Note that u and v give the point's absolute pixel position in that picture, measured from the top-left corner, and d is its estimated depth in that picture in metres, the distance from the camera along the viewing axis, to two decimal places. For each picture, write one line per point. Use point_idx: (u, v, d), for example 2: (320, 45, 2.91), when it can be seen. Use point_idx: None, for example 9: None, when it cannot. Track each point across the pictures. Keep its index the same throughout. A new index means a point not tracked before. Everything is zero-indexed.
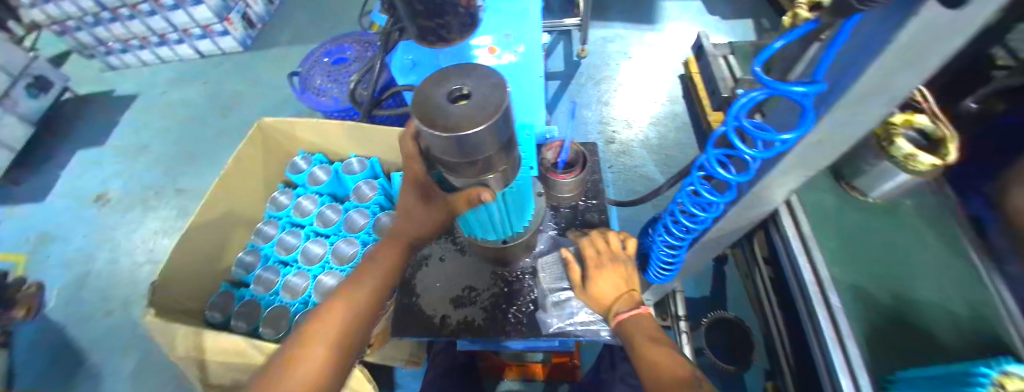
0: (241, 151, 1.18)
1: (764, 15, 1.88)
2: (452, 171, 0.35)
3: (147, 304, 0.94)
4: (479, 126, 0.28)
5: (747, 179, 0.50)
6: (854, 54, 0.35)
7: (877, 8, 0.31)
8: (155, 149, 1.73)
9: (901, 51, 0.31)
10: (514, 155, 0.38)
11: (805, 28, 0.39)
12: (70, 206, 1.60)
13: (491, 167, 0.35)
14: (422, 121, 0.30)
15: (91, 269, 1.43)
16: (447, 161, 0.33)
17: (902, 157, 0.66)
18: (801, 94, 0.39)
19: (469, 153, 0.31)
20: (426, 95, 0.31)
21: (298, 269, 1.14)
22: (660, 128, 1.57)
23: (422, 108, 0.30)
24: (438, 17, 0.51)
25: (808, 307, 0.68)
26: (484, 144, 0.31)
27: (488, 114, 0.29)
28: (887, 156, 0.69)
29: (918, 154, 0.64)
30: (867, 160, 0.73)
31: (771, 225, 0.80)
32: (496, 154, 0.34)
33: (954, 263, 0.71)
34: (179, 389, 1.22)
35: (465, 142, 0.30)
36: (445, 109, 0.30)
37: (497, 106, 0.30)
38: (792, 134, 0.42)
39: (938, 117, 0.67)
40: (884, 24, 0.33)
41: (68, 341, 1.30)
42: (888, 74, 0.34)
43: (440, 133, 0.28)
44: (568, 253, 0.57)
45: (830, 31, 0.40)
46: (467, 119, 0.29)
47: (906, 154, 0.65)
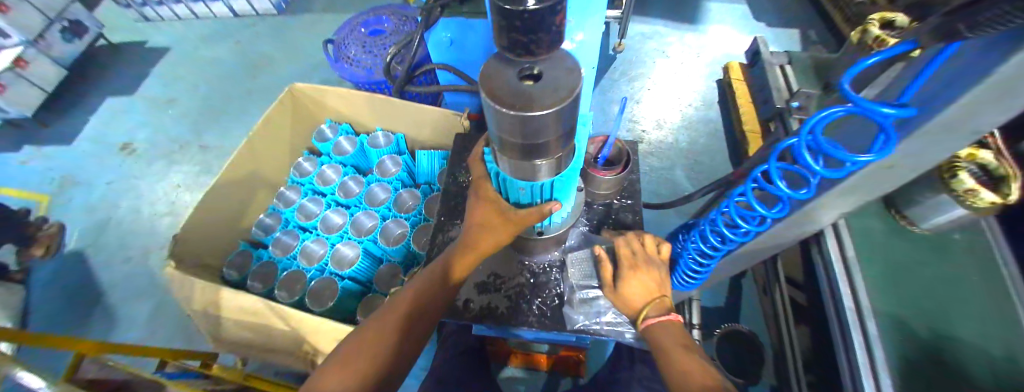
0: (272, 113, 1.19)
1: (814, 26, 1.79)
2: (504, 147, 0.35)
3: (169, 256, 0.97)
4: (548, 110, 0.27)
5: (809, 196, 0.47)
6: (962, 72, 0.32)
7: (1001, 30, 0.28)
8: (183, 103, 1.77)
9: (1004, 81, 0.29)
10: (571, 144, 0.37)
11: (902, 48, 0.42)
12: (98, 152, 1.64)
13: (544, 152, 0.34)
14: (488, 97, 0.29)
15: (113, 215, 1.48)
16: (508, 141, 0.33)
17: (962, 192, 0.63)
18: (888, 115, 0.36)
19: (530, 135, 0.31)
20: (495, 72, 0.30)
21: (317, 236, 1.15)
22: (690, 133, 1.52)
23: (490, 83, 0.29)
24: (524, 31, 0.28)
25: (842, 333, 0.66)
26: (546, 128, 0.30)
27: (560, 99, 0.28)
28: (945, 189, 0.65)
29: (980, 191, 0.61)
30: (922, 191, 0.70)
31: (811, 244, 0.78)
32: (552, 141, 0.33)
33: (1003, 304, 0.66)
34: (189, 338, 1.26)
35: (530, 124, 0.28)
36: (513, 89, 0.29)
37: (570, 90, 0.28)
38: (870, 156, 0.38)
39: (1002, 156, 0.65)
40: (994, 51, 0.30)
41: (86, 282, 1.34)
42: (991, 102, 0.32)
43: (508, 111, 0.28)
44: (603, 250, 0.56)
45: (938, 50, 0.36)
46: (537, 100, 0.28)
47: (967, 189, 0.62)
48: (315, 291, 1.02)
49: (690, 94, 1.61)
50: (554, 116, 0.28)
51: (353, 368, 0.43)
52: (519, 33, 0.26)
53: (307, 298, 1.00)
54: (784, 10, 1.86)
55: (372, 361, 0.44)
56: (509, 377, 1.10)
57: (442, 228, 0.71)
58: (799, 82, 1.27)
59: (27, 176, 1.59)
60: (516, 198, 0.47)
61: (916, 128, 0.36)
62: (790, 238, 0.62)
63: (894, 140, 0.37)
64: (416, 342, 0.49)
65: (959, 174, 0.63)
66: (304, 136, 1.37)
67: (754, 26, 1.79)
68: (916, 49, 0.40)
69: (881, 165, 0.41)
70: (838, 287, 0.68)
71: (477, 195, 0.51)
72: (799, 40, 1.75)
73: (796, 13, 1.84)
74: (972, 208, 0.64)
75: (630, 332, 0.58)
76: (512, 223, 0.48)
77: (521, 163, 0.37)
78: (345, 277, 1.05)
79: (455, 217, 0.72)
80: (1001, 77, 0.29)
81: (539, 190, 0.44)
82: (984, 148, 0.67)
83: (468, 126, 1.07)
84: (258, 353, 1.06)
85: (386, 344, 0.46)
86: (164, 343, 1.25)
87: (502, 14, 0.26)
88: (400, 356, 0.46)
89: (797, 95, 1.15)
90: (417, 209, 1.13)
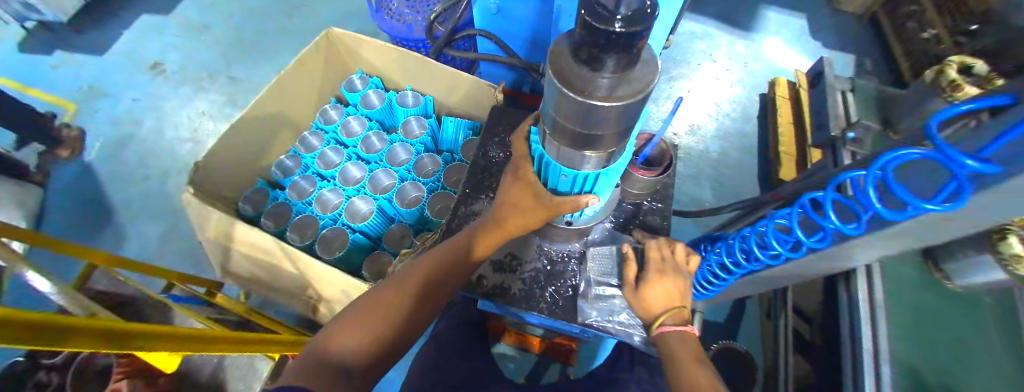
0: (305, 56, 1.16)
1: (872, 54, 1.69)
2: (560, 137, 0.35)
3: (187, 182, 0.96)
4: (616, 102, 0.27)
5: (859, 232, 0.44)
6: None
7: None
8: (217, 32, 1.76)
9: None
10: (625, 141, 0.36)
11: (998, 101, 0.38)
12: (129, 68, 1.65)
13: (595, 146, 0.34)
14: (554, 75, 0.28)
15: (136, 132, 1.51)
16: (562, 125, 0.33)
17: (1009, 256, 0.63)
18: (967, 168, 0.33)
19: (589, 127, 0.30)
20: (565, 50, 0.29)
21: (334, 186, 1.16)
22: (723, 144, 1.47)
23: (558, 61, 0.29)
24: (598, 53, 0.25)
25: (855, 373, 0.73)
26: (608, 122, 0.29)
27: (634, 92, 0.27)
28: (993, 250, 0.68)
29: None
30: (966, 249, 0.75)
31: (840, 280, 0.84)
32: (610, 136, 0.32)
33: None
34: (196, 263, 1.30)
35: (593, 114, 0.28)
36: (588, 80, 0.27)
37: (643, 85, 0.27)
38: (937, 205, 0.36)
39: None
40: None
41: (106, 195, 1.38)
42: None
43: (573, 94, 0.27)
44: (630, 250, 0.56)
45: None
46: (599, 90, 0.28)
47: (1014, 253, 0.62)
48: (326, 237, 1.04)
49: (730, 103, 1.54)
50: (620, 110, 0.28)
51: (373, 325, 0.44)
52: (597, 48, 0.24)
53: (317, 243, 1.03)
54: (844, 31, 1.75)
55: (386, 325, 0.45)
56: (500, 353, 1.11)
57: (466, 201, 0.70)
58: (858, 113, 1.20)
59: (57, 81, 1.60)
60: (553, 183, 0.46)
61: (992, 185, 0.33)
62: (815, 271, 0.61)
63: (966, 189, 0.34)
64: (426, 315, 0.49)
65: (1008, 238, 0.63)
66: (333, 84, 1.35)
67: (812, 45, 1.68)
68: (1015, 104, 0.36)
69: (947, 216, 0.38)
70: (860, 330, 0.75)
71: (515, 175, 0.50)
72: (852, 66, 1.65)
73: (855, 37, 1.74)
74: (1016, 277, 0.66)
75: (639, 335, 0.58)
76: (544, 209, 0.47)
77: (568, 152, 0.37)
78: (356, 230, 1.06)
79: (480, 192, 0.71)
80: None
81: (580, 180, 0.43)
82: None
83: (501, 101, 1.05)
84: (263, 290, 1.10)
85: (399, 312, 0.46)
86: (174, 264, 1.29)
87: (585, 29, 0.24)
88: (411, 324, 0.47)
89: (855, 124, 1.09)
90: (435, 175, 1.12)
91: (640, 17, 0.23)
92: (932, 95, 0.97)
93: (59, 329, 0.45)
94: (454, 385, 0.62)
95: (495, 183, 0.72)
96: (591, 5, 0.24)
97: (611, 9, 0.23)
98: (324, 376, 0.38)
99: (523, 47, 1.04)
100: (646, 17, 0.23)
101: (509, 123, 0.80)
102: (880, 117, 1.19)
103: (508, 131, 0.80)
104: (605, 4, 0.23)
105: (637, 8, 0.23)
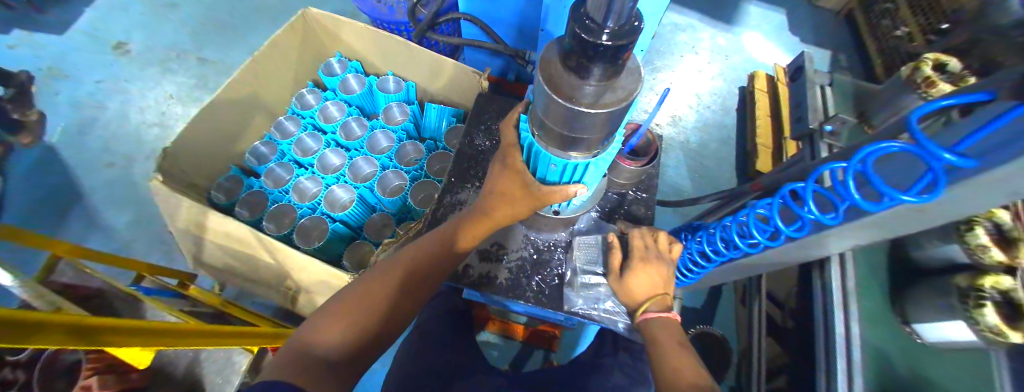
0: (281, 36, 1.11)
1: (845, 50, 1.75)
2: (549, 135, 0.37)
3: (155, 170, 0.91)
4: (602, 108, 0.30)
5: (837, 221, 0.46)
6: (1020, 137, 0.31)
7: None
8: (186, 10, 1.66)
9: None
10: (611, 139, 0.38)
11: (976, 97, 0.40)
12: (90, 47, 1.54)
13: (577, 144, 0.37)
14: (545, 81, 0.31)
15: (99, 116, 1.41)
16: (550, 127, 0.35)
17: (974, 245, 0.71)
18: (944, 162, 0.35)
19: (577, 130, 0.33)
20: (555, 58, 0.31)
21: (312, 174, 1.13)
22: (704, 135, 1.50)
23: (548, 67, 0.31)
24: (587, 62, 0.27)
25: (828, 357, 0.77)
26: (594, 126, 0.32)
27: (619, 100, 0.30)
28: (958, 240, 0.75)
29: (991, 248, 0.69)
30: (931, 239, 0.80)
31: (815, 268, 0.88)
32: (598, 137, 0.35)
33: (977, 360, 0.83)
34: (167, 255, 1.24)
35: (579, 118, 0.31)
36: (577, 89, 0.30)
37: (627, 93, 0.30)
38: (911, 198, 0.38)
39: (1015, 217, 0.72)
40: None
41: (68, 181, 1.29)
42: None
43: (562, 100, 0.30)
44: (615, 239, 0.57)
45: (1010, 103, 0.35)
46: (583, 97, 0.30)
47: (980, 244, 0.70)
48: (305, 227, 1.01)
49: (711, 95, 1.57)
50: (605, 115, 0.31)
51: (361, 314, 0.44)
52: (586, 58, 0.26)
53: (295, 233, 1.00)
54: (820, 26, 1.80)
55: (370, 317, 0.44)
56: (484, 341, 1.12)
57: (451, 190, 0.69)
58: (835, 107, 1.25)
59: (12, 61, 1.47)
60: (542, 174, 0.46)
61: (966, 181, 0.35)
62: (792, 259, 0.63)
63: (940, 182, 0.36)
64: (411, 306, 0.49)
65: (975, 230, 0.71)
66: (311, 68, 1.30)
67: (791, 39, 1.71)
68: (991, 101, 0.38)
69: (915, 208, 0.41)
70: (832, 316, 0.79)
71: (503, 162, 0.49)
72: (827, 61, 1.71)
73: (831, 32, 1.79)
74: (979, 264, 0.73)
75: (623, 322, 0.59)
76: (532, 198, 0.47)
77: (555, 149, 0.39)
78: (336, 219, 1.02)
79: (466, 181, 0.71)
80: None
81: (569, 169, 0.43)
82: (1004, 209, 0.75)
83: (486, 88, 1.03)
84: (240, 281, 1.07)
85: (384, 304, 0.46)
86: (142, 255, 1.23)
87: (577, 41, 0.26)
88: (399, 313, 0.47)
89: (832, 118, 1.12)
90: (418, 164, 1.09)
91: (626, 31, 0.25)
92: (906, 92, 1.01)
93: (16, 331, 0.41)
94: (440, 376, 0.62)
95: (481, 172, 0.72)
96: (581, 20, 0.26)
97: (600, 23, 0.25)
98: (308, 372, 0.37)
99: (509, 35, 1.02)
100: (633, 31, 0.26)
101: (496, 110, 0.79)
102: (856, 110, 1.23)
103: (494, 119, 0.79)
104: (595, 18, 0.26)
105: (626, 23, 0.26)
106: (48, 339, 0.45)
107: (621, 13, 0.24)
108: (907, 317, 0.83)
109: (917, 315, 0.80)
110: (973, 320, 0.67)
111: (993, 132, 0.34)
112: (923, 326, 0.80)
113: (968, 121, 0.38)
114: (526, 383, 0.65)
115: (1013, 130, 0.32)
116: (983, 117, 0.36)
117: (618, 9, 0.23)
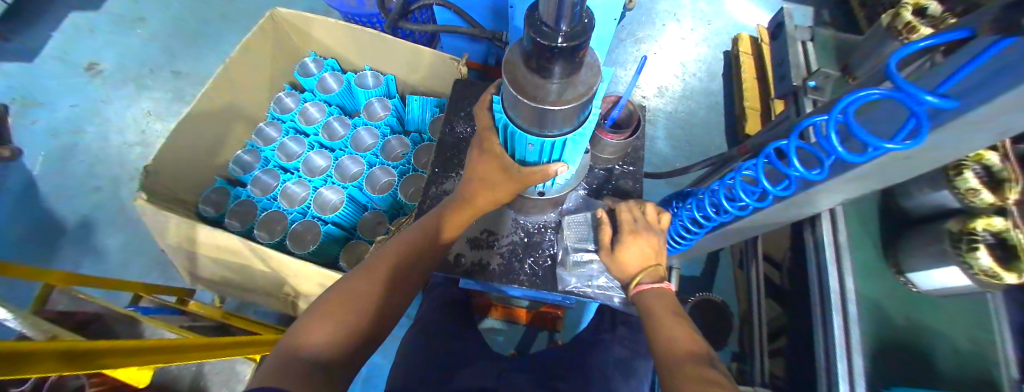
0: (251, 40, 1.07)
1: (827, 6, 1.72)
2: (524, 126, 0.38)
3: (139, 189, 0.89)
4: (565, 104, 0.31)
5: (822, 177, 0.46)
6: (1000, 72, 0.31)
7: None
8: (154, 23, 1.61)
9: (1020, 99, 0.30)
10: (584, 121, 0.38)
11: (956, 35, 0.39)
12: (61, 71, 1.49)
13: (546, 130, 0.37)
14: (511, 83, 0.32)
15: (79, 141, 1.37)
16: (521, 122, 0.37)
17: (964, 189, 0.73)
18: (926, 104, 0.34)
19: (544, 123, 0.35)
20: (519, 60, 0.32)
21: (298, 178, 1.12)
22: (691, 103, 1.49)
23: (513, 68, 0.32)
24: (546, 63, 0.28)
25: (824, 312, 0.78)
26: (560, 118, 0.34)
27: (579, 95, 0.31)
28: (948, 186, 0.75)
29: (981, 190, 0.71)
30: (921, 187, 0.80)
31: (807, 226, 0.88)
32: (567, 125, 0.36)
33: (974, 303, 0.85)
34: (165, 274, 1.23)
35: (547, 115, 0.33)
36: (542, 87, 0.31)
37: (587, 88, 0.32)
38: (896, 145, 0.38)
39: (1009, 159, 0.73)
40: (1011, 71, 0.30)
41: (55, 211, 1.27)
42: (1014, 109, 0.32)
43: (528, 101, 0.32)
44: (604, 215, 0.58)
45: (986, 39, 0.34)
46: (545, 96, 0.31)
47: (969, 187, 0.72)
48: (297, 232, 1.00)
49: (695, 63, 1.55)
50: (570, 110, 0.32)
51: (353, 310, 0.44)
52: (545, 60, 0.27)
53: (287, 239, 0.99)
54: None
55: (361, 313, 0.44)
56: (489, 328, 1.12)
57: (436, 181, 0.69)
58: (818, 62, 1.23)
59: None
60: (524, 156, 0.46)
61: (951, 121, 0.35)
62: (782, 219, 0.64)
63: (925, 127, 0.36)
64: (403, 298, 0.49)
65: (963, 173, 0.73)
66: (286, 71, 1.27)
67: None
68: (971, 37, 0.38)
69: (896, 156, 0.41)
70: (827, 271, 0.80)
71: (482, 148, 0.49)
72: (810, 18, 1.68)
73: None
74: (968, 207, 0.74)
75: (618, 296, 0.59)
76: (515, 181, 0.48)
77: (530, 134, 0.39)
78: (328, 222, 1.01)
79: (450, 170, 0.70)
80: (1015, 95, 0.30)
81: (548, 148, 0.42)
82: (993, 150, 0.75)
83: (465, 74, 1.01)
84: (239, 293, 1.06)
85: (375, 297, 0.46)
86: (139, 276, 1.21)
87: (535, 47, 0.27)
88: (390, 306, 0.47)
89: (816, 73, 1.11)
90: (405, 158, 1.08)
91: (579, 31, 0.26)
92: (887, 39, 0.99)
93: (15, 362, 0.41)
94: (446, 364, 0.62)
95: (463, 160, 0.71)
96: (536, 24, 0.27)
97: (553, 27, 0.26)
98: (301, 374, 0.37)
99: (484, 16, 1.00)
100: (585, 29, 0.27)
101: (476, 95, 0.78)
102: (839, 64, 1.22)
103: (474, 104, 0.78)
104: (548, 22, 0.26)
105: (577, 23, 0.27)
106: (41, 367, 0.43)
107: (571, 15, 0.25)
108: (901, 268, 0.84)
109: (910, 265, 0.81)
110: (966, 264, 0.68)
111: (976, 69, 0.33)
112: (917, 274, 0.80)
113: (950, 60, 0.38)
114: (532, 366, 0.65)
115: (995, 65, 0.31)
116: (964, 56, 0.36)
117: (569, 12, 0.24)
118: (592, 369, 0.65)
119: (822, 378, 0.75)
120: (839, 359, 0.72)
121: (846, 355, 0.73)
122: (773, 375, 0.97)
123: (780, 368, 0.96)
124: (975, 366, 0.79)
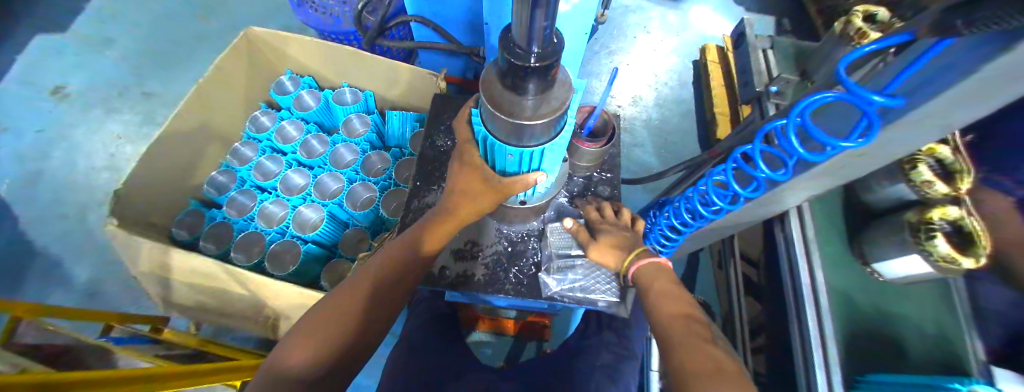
0: (224, 59, 1.06)
1: (787, 15, 1.82)
2: (501, 136, 0.38)
3: (108, 215, 0.86)
4: (539, 119, 0.33)
5: (787, 177, 0.49)
6: (936, 73, 0.34)
7: (973, 36, 0.31)
8: (122, 44, 1.57)
9: (959, 96, 0.33)
10: (559, 132, 0.40)
11: (900, 39, 0.42)
12: (25, 96, 1.43)
13: (523, 140, 0.38)
14: (489, 100, 0.33)
15: (44, 167, 1.31)
16: (499, 134, 0.38)
17: (919, 182, 0.77)
18: (877, 103, 0.37)
19: (519, 135, 0.36)
20: (495, 77, 0.33)
21: (276, 197, 1.09)
22: (664, 111, 1.54)
23: (490, 85, 0.33)
24: (522, 81, 0.29)
25: (799, 305, 0.81)
26: (535, 130, 0.35)
27: (553, 110, 0.33)
28: (905, 179, 0.80)
29: (934, 181, 0.75)
30: (881, 182, 0.85)
31: (777, 223, 0.92)
32: (544, 134, 0.37)
33: (936, 291, 0.89)
34: (136, 303, 1.17)
35: (523, 128, 0.34)
36: (517, 103, 0.32)
37: (560, 103, 0.33)
38: (851, 143, 0.41)
39: (959, 152, 0.78)
40: (949, 73, 0.33)
41: (15, 243, 1.20)
42: (953, 106, 0.35)
43: (504, 117, 0.33)
44: (574, 224, 0.61)
45: (922, 45, 0.38)
46: (519, 111, 0.33)
47: (924, 179, 0.76)
48: (276, 252, 0.97)
49: (668, 73, 1.61)
50: (543, 124, 0.34)
51: (334, 325, 0.44)
52: (517, 79, 0.29)
53: (266, 261, 0.95)
54: None
55: (342, 328, 0.44)
56: (477, 340, 1.12)
57: (418, 194, 0.69)
58: (780, 68, 1.30)
59: None
60: (504, 165, 0.46)
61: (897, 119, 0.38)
62: (755, 217, 0.66)
63: (876, 124, 0.39)
64: (385, 313, 0.49)
65: (918, 167, 0.77)
66: (261, 89, 1.25)
67: (735, 8, 1.77)
68: (911, 42, 0.41)
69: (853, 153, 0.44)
70: (798, 266, 0.83)
71: (463, 159, 0.50)
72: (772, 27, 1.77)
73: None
74: (925, 198, 0.78)
75: (605, 301, 0.58)
76: (494, 191, 0.49)
77: (508, 144, 0.40)
78: (308, 241, 0.99)
79: (432, 183, 0.70)
80: (955, 92, 0.33)
81: (526, 158, 0.43)
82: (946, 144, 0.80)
83: (444, 88, 1.02)
84: (216, 319, 1.02)
85: (355, 313, 0.46)
86: (109, 307, 1.15)
87: (509, 65, 0.28)
88: (373, 321, 0.47)
89: (777, 79, 1.17)
90: (386, 173, 1.07)
91: (551, 51, 0.28)
92: (840, 45, 1.05)
93: None
94: (431, 378, 0.61)
95: (445, 173, 0.71)
96: (510, 45, 0.28)
97: (525, 48, 0.27)
98: None
99: (460, 32, 1.02)
100: (555, 50, 0.28)
101: (454, 108, 0.79)
102: (800, 69, 1.29)
103: (454, 117, 0.78)
104: (521, 44, 0.28)
105: (548, 43, 0.28)
106: None
107: (542, 37, 0.26)
108: (867, 259, 0.87)
109: (875, 255, 0.84)
110: (926, 251, 0.72)
111: (919, 70, 0.36)
112: (881, 265, 0.84)
113: (893, 65, 0.41)
114: (518, 377, 0.65)
115: (933, 67, 0.35)
116: (906, 59, 0.39)
117: (539, 36, 0.25)
118: (580, 374, 0.66)
119: (802, 369, 0.76)
120: (815, 350, 0.74)
121: (821, 344, 0.75)
122: (757, 371, 0.99)
123: (763, 364, 0.98)
124: (945, 351, 0.83)
